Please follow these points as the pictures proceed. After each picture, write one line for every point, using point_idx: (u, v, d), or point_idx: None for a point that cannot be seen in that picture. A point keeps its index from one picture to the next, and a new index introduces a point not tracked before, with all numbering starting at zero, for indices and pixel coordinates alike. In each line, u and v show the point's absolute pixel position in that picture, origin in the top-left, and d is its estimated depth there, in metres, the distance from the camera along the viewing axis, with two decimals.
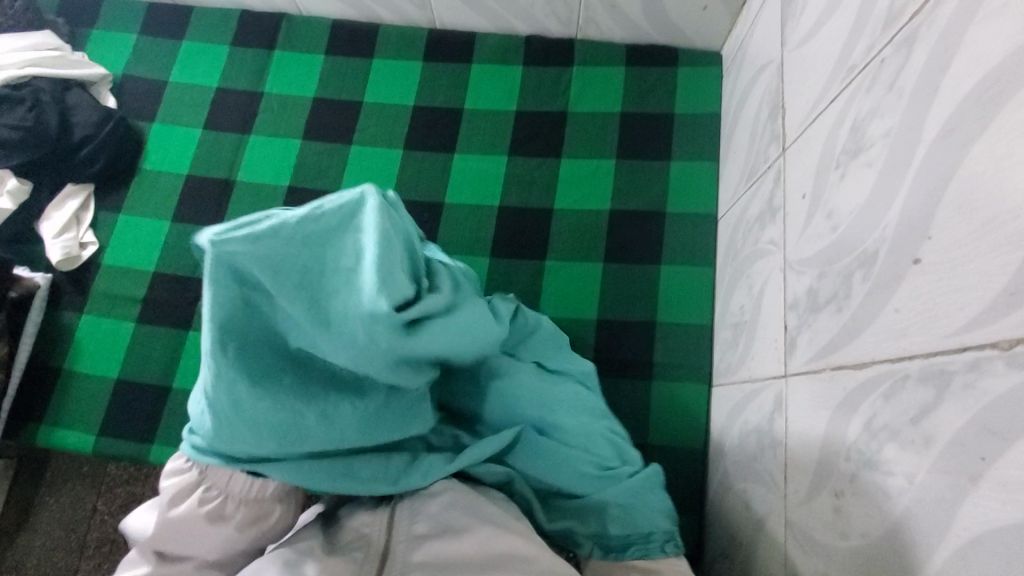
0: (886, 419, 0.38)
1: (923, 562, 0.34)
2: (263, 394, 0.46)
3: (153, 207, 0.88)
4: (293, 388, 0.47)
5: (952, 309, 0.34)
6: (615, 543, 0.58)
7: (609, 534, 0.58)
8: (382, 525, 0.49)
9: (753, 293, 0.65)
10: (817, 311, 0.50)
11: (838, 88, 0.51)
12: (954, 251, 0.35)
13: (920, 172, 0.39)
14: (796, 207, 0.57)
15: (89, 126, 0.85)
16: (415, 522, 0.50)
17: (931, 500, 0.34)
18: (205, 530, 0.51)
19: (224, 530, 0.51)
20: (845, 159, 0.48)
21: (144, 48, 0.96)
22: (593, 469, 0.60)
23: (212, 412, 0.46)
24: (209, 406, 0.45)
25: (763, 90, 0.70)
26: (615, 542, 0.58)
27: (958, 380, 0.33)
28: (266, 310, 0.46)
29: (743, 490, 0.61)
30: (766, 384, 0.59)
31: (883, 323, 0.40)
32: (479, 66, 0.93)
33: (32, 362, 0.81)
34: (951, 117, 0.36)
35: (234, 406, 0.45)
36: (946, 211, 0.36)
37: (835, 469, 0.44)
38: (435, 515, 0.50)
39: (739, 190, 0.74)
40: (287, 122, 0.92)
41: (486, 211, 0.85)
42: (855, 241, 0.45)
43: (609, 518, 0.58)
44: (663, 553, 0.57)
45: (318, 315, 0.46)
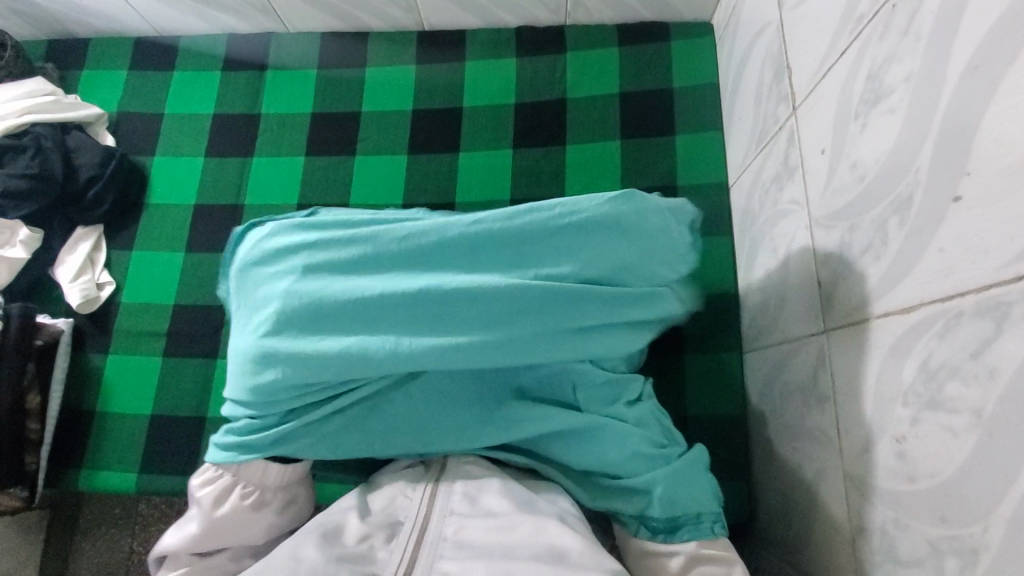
0: (943, 358, 0.39)
1: (1002, 493, 0.34)
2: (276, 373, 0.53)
3: (165, 240, 0.88)
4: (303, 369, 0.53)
5: (1003, 240, 0.34)
6: (661, 526, 0.53)
7: (654, 516, 0.53)
8: (420, 504, 0.51)
9: (778, 255, 0.66)
10: (853, 263, 0.50)
11: (848, 40, 0.52)
12: (998, 183, 0.35)
13: (948, 111, 0.39)
14: (816, 163, 0.57)
15: (93, 166, 0.85)
16: (454, 497, 0.51)
17: (1001, 430, 0.34)
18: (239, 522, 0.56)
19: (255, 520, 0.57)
20: (865, 109, 0.49)
21: (136, 85, 0.97)
22: (643, 454, 0.54)
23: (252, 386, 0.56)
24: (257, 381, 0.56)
25: (763, 54, 0.71)
26: (659, 524, 0.53)
27: (1017, 310, 0.33)
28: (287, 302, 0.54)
29: (792, 450, 0.61)
30: (804, 342, 0.59)
31: (927, 265, 0.41)
32: (473, 63, 0.93)
33: (65, 408, 0.81)
34: (977, 53, 0.37)
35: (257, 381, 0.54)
36: (983, 146, 0.36)
37: (893, 415, 0.44)
38: (473, 488, 0.52)
39: (749, 155, 0.75)
40: (288, 141, 0.92)
41: (497, 207, 0.85)
42: (885, 189, 0.46)
43: (653, 502, 0.53)
44: (712, 535, 0.53)
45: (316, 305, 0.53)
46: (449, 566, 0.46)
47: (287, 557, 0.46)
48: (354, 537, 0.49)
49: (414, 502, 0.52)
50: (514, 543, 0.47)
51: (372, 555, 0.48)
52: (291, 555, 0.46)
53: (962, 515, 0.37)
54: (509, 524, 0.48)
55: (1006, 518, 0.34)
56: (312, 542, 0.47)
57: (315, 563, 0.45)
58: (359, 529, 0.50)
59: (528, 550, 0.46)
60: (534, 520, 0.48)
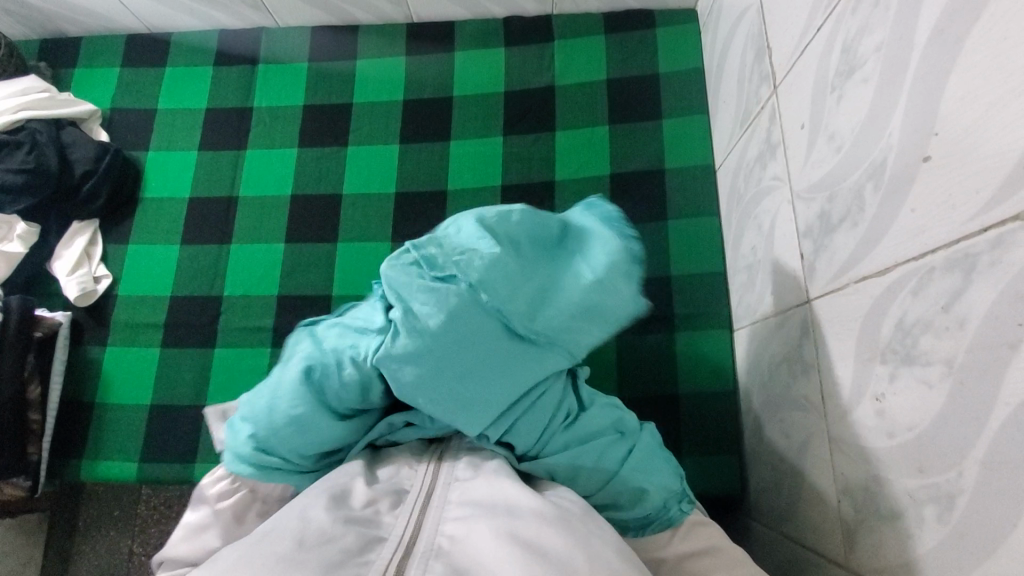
0: (917, 313, 0.40)
1: (974, 438, 0.36)
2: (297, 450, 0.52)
3: (160, 234, 0.89)
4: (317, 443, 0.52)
5: (969, 194, 0.36)
6: (632, 522, 0.55)
7: (624, 515, 0.54)
8: (424, 477, 0.52)
9: (763, 231, 0.67)
10: (833, 231, 0.51)
11: (823, 16, 0.53)
12: (964, 139, 0.36)
13: (917, 74, 0.41)
14: (796, 137, 0.58)
15: (88, 160, 0.86)
16: (456, 469, 0.53)
17: (972, 377, 0.36)
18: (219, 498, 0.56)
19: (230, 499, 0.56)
20: (840, 81, 0.50)
21: (128, 81, 0.98)
22: (599, 458, 0.54)
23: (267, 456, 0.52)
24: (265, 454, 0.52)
25: (744, 35, 0.72)
26: (630, 522, 0.55)
27: (984, 259, 0.35)
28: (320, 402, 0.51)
29: (780, 421, 0.62)
30: (789, 313, 0.60)
31: (901, 226, 0.42)
32: (462, 53, 0.94)
33: (65, 400, 0.82)
34: (942, 17, 0.38)
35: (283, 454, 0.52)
36: (950, 105, 0.38)
37: (873, 375, 0.45)
38: (476, 459, 0.53)
39: (734, 136, 0.76)
40: (281, 133, 0.93)
41: (489, 193, 0.87)
42: (860, 157, 0.47)
43: (621, 501, 0.54)
44: (682, 514, 0.55)
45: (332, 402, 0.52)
46: (453, 529, 0.45)
47: (296, 516, 0.45)
48: (362, 502, 0.48)
49: (417, 474, 0.53)
50: (520, 502, 0.46)
51: (378, 518, 0.47)
52: (299, 515, 0.45)
53: (938, 464, 0.39)
54: (516, 487, 0.48)
55: (980, 461, 0.35)
56: (320, 505, 0.47)
57: (323, 522, 0.44)
58: (368, 493, 0.50)
59: (534, 508, 0.45)
60: (540, 488, 0.48)
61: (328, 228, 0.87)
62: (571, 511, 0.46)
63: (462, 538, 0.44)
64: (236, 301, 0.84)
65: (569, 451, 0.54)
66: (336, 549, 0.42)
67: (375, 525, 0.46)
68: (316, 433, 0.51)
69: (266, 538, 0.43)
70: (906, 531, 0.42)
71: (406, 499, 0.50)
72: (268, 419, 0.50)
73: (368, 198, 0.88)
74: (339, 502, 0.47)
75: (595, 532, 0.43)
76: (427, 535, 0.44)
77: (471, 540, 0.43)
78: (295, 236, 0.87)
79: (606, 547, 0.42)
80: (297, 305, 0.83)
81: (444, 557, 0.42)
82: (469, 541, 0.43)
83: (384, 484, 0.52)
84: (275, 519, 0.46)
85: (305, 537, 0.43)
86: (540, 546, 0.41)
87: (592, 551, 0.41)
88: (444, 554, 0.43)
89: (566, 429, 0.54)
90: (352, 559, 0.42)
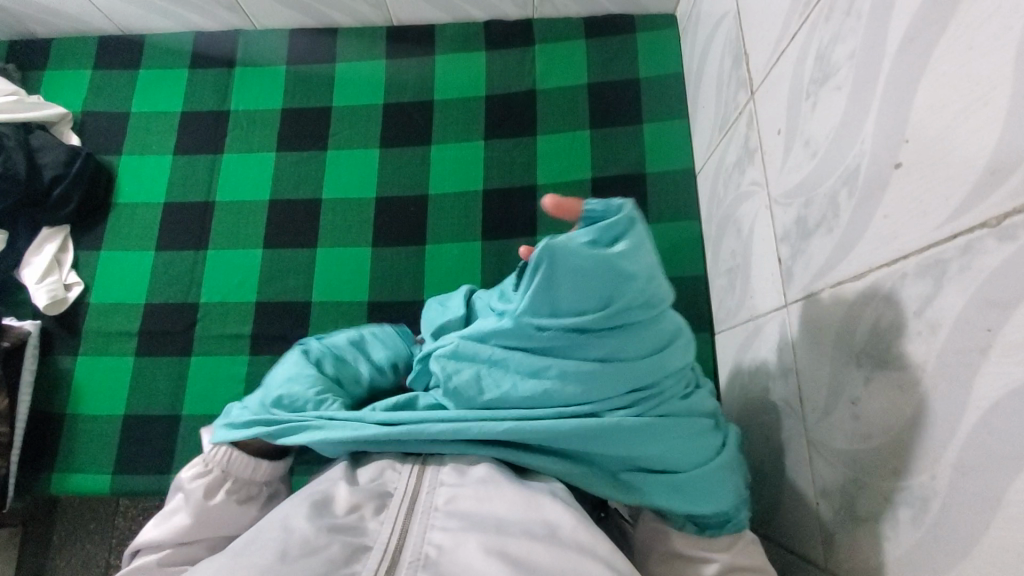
0: (891, 318, 0.41)
1: (946, 442, 0.36)
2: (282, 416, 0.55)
3: (134, 240, 0.87)
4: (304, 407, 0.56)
5: (939, 201, 0.36)
6: (712, 520, 0.50)
7: (707, 512, 0.50)
8: (410, 477, 0.51)
9: (742, 236, 0.68)
10: (810, 236, 0.52)
11: (797, 23, 0.54)
12: (933, 147, 0.37)
13: (888, 82, 0.41)
14: (773, 143, 0.59)
15: (58, 165, 0.84)
16: (442, 470, 0.51)
17: (944, 382, 0.36)
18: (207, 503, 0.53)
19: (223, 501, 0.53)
20: (815, 88, 0.51)
21: (100, 84, 0.96)
22: (695, 441, 0.51)
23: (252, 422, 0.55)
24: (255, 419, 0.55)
25: (723, 42, 0.73)
26: (710, 519, 0.50)
27: (953, 265, 0.35)
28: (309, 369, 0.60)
29: (760, 424, 0.63)
30: (768, 317, 0.61)
31: (874, 232, 0.43)
32: (444, 56, 0.94)
33: (35, 412, 0.80)
34: (911, 26, 0.39)
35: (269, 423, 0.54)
36: (919, 113, 0.38)
37: (848, 379, 0.46)
38: (461, 461, 0.52)
39: (713, 141, 0.77)
40: (259, 136, 0.91)
41: (471, 197, 0.86)
42: (834, 164, 0.48)
43: (708, 495, 0.50)
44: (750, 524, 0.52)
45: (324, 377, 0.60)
46: (441, 538, 0.45)
47: (279, 527, 0.45)
48: (344, 507, 0.48)
49: (402, 474, 0.51)
50: (510, 517, 0.46)
51: (362, 525, 0.47)
52: (281, 526, 0.45)
53: (912, 466, 0.39)
54: (506, 497, 0.47)
55: (951, 464, 0.36)
56: (302, 513, 0.46)
57: (307, 532, 0.44)
58: (350, 497, 0.48)
59: (525, 522, 0.45)
60: (526, 494, 0.48)
61: (307, 233, 0.86)
62: (562, 521, 0.45)
63: (450, 549, 0.44)
64: (213, 308, 0.83)
65: (665, 419, 0.50)
66: (320, 562, 0.42)
67: (359, 533, 0.46)
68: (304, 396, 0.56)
69: (248, 550, 0.43)
70: (882, 533, 0.42)
71: (390, 502, 0.49)
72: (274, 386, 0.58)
73: (348, 203, 0.87)
74: (322, 509, 0.47)
75: (586, 544, 0.43)
76: (413, 544, 0.44)
77: (461, 554, 0.43)
78: (273, 241, 0.86)
79: (596, 561, 0.42)
80: (276, 312, 0.82)
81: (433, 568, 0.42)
82: (457, 553, 0.44)
83: (369, 487, 0.50)
84: (256, 530, 0.46)
85: (288, 549, 0.43)
86: (530, 565, 0.42)
87: (582, 567, 0.41)
88: (432, 564, 0.43)
89: (680, 399, 0.52)
90: (339, 571, 0.42)
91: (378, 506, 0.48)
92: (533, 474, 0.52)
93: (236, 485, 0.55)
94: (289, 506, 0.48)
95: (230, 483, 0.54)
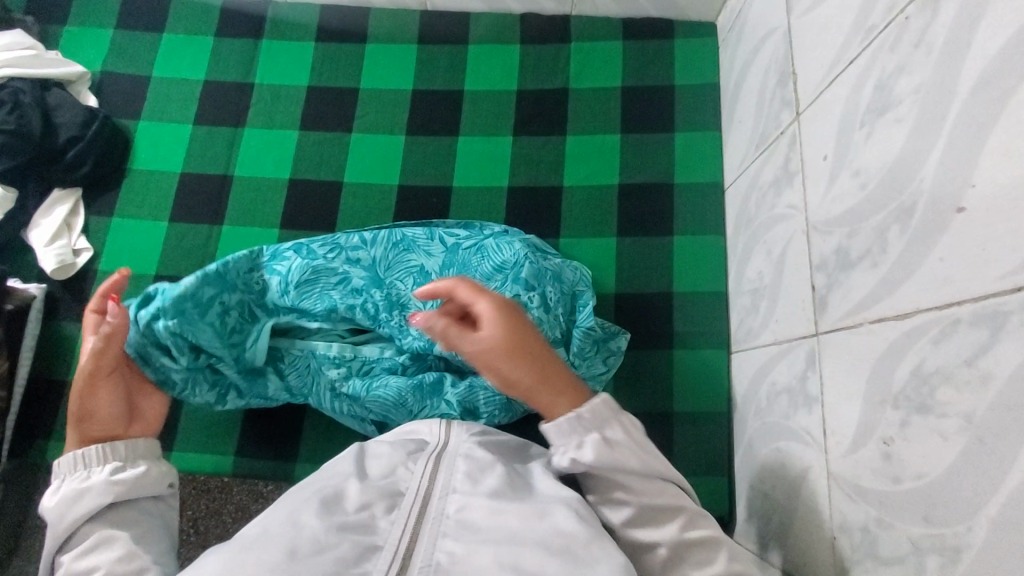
0: (936, 363, 0.40)
1: (987, 496, 0.36)
2: (205, 306, 0.67)
3: (147, 209, 0.85)
4: (214, 308, 0.68)
5: (1003, 252, 0.36)
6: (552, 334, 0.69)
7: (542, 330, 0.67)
8: (422, 478, 0.49)
9: (772, 258, 0.66)
10: (849, 268, 0.51)
11: (857, 49, 0.53)
12: (1000, 197, 0.36)
13: (957, 121, 0.40)
14: (816, 168, 0.58)
15: (74, 126, 0.82)
16: (455, 475, 0.50)
17: (991, 436, 0.36)
18: (92, 496, 0.52)
19: (95, 490, 0.52)
20: (871, 117, 0.50)
21: (122, 44, 0.93)
22: None
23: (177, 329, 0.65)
24: (199, 306, 0.67)
25: (768, 57, 0.71)
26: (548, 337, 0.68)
27: (1014, 319, 0.35)
28: (225, 304, 0.69)
29: (775, 448, 0.62)
30: (795, 345, 0.60)
31: (926, 273, 0.42)
32: (476, 46, 0.92)
33: (35, 378, 0.79)
34: (987, 68, 0.38)
35: (202, 310, 0.67)
36: (989, 158, 0.37)
37: (882, 418, 0.45)
38: (476, 469, 0.50)
39: (748, 157, 0.75)
40: (283, 113, 0.89)
41: (496, 192, 0.85)
42: (887, 197, 0.47)
43: None
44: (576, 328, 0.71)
45: (220, 303, 0.68)
46: (453, 545, 0.44)
47: (287, 521, 0.44)
48: (356, 504, 0.47)
49: (415, 474, 0.50)
50: (524, 531, 0.45)
51: (373, 523, 0.46)
52: (291, 520, 0.44)
53: (946, 516, 0.39)
54: (519, 512, 0.46)
55: (991, 519, 0.35)
56: (312, 509, 0.45)
57: (317, 530, 0.43)
58: (362, 494, 0.48)
59: (539, 535, 0.44)
60: (540, 509, 0.46)
61: (324, 218, 0.84)
62: (577, 531, 0.45)
63: (462, 557, 0.44)
64: None
65: None
66: (331, 560, 0.42)
67: (370, 532, 0.45)
68: (191, 302, 0.66)
69: (256, 543, 0.42)
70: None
71: (401, 501, 0.48)
72: (198, 300, 0.66)
73: (370, 187, 0.85)
74: (333, 506, 0.46)
75: (600, 558, 0.43)
76: (424, 550, 0.44)
77: (472, 561, 0.43)
78: (291, 222, 0.84)
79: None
80: None
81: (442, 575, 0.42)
82: (470, 561, 0.43)
83: (378, 484, 0.49)
84: (269, 519, 0.45)
85: (297, 546, 0.42)
86: None
87: None
88: (444, 572, 0.43)
89: None
90: (349, 571, 0.42)
91: (389, 505, 0.47)
92: (541, 485, 0.51)
93: (79, 471, 0.54)
94: (302, 494, 0.47)
95: (70, 472, 0.54)
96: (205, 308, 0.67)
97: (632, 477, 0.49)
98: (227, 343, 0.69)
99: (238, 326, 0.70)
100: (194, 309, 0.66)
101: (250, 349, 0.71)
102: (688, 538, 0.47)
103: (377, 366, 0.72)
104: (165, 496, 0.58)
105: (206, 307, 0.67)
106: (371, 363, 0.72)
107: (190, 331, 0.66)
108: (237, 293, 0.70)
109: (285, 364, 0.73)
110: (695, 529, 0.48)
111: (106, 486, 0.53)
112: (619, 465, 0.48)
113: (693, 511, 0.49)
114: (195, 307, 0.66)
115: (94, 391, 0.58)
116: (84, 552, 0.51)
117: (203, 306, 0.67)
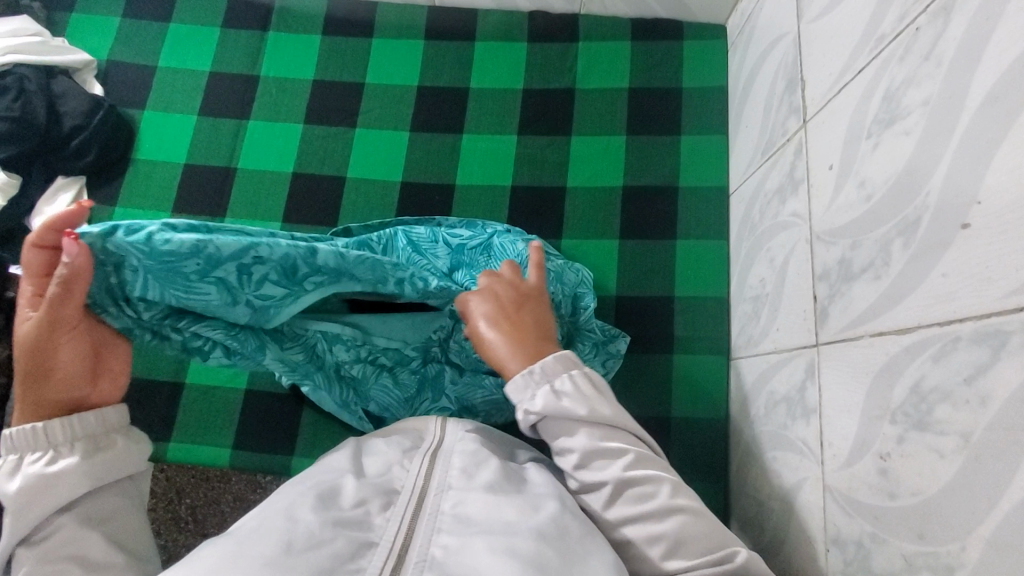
0: (936, 381, 0.40)
1: (984, 515, 0.35)
2: (254, 256, 0.53)
3: (150, 199, 0.85)
4: (213, 254, 0.51)
5: (1007, 271, 0.35)
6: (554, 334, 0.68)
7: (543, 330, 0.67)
8: (417, 476, 0.49)
9: (774, 266, 0.66)
10: (852, 280, 0.50)
11: (866, 58, 0.52)
12: (1004, 215, 0.36)
13: (964, 137, 0.40)
14: (822, 178, 0.57)
15: (79, 115, 0.82)
16: (450, 472, 0.50)
17: (988, 455, 0.35)
18: (61, 483, 0.49)
19: (71, 473, 0.49)
20: (878, 129, 0.49)
21: (127, 33, 0.93)
22: None
23: (146, 261, 0.48)
24: (231, 251, 0.52)
25: (777, 62, 0.71)
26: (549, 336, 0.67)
27: (1015, 339, 0.34)
28: (243, 255, 0.53)
29: (772, 457, 0.62)
30: (795, 354, 0.59)
31: (927, 289, 0.41)
32: (483, 43, 0.91)
33: None
34: (997, 83, 0.37)
35: (195, 252, 0.50)
36: (995, 176, 0.37)
37: (880, 433, 0.45)
38: (470, 463, 0.50)
39: (753, 163, 0.75)
40: (289, 106, 0.89)
41: (499, 191, 0.84)
42: (892, 210, 0.46)
43: None
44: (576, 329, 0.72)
45: (289, 257, 0.56)
46: (448, 539, 0.44)
47: (281, 516, 0.44)
48: (351, 501, 0.47)
49: (410, 472, 0.50)
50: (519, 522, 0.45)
51: (367, 519, 0.46)
52: (284, 514, 0.44)
53: (942, 533, 0.38)
54: (513, 504, 0.46)
55: (985, 540, 0.35)
56: (306, 504, 0.45)
57: (310, 525, 0.43)
58: (357, 491, 0.48)
59: (532, 522, 0.45)
60: (532, 504, 0.47)
61: (327, 212, 0.84)
62: (569, 525, 0.46)
63: (456, 549, 0.44)
64: None
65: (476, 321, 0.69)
66: (324, 556, 0.42)
67: (365, 528, 0.45)
68: (235, 248, 0.52)
69: (249, 538, 0.42)
70: None
71: (396, 498, 0.48)
72: (263, 248, 0.54)
73: (373, 183, 0.85)
74: (327, 502, 0.46)
75: (591, 552, 0.44)
76: (419, 545, 0.44)
77: (465, 554, 0.43)
78: (293, 217, 0.84)
79: None
80: None
81: (437, 569, 0.42)
82: (463, 557, 0.43)
83: (372, 482, 0.49)
84: (263, 513, 0.45)
85: (290, 541, 0.42)
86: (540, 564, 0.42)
87: None
88: (437, 565, 0.43)
89: None
90: (341, 567, 0.42)
91: (385, 502, 0.47)
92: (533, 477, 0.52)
93: (42, 450, 0.49)
94: (298, 489, 0.48)
95: (30, 453, 0.49)
96: (230, 257, 0.52)
97: (584, 426, 0.51)
98: (239, 302, 0.55)
99: (260, 287, 0.55)
100: (203, 249, 0.51)
101: (263, 311, 0.57)
102: (629, 477, 0.49)
103: (385, 356, 0.69)
104: (138, 476, 0.55)
105: (220, 255, 0.52)
106: (380, 352, 0.69)
107: (211, 281, 0.52)
108: (277, 248, 0.55)
109: (297, 341, 0.64)
110: (638, 469, 0.50)
111: (81, 470, 0.50)
112: (566, 413, 0.51)
113: (640, 453, 0.51)
114: (217, 253, 0.51)
115: (54, 350, 0.49)
116: (56, 545, 0.48)
117: (216, 253, 0.51)
